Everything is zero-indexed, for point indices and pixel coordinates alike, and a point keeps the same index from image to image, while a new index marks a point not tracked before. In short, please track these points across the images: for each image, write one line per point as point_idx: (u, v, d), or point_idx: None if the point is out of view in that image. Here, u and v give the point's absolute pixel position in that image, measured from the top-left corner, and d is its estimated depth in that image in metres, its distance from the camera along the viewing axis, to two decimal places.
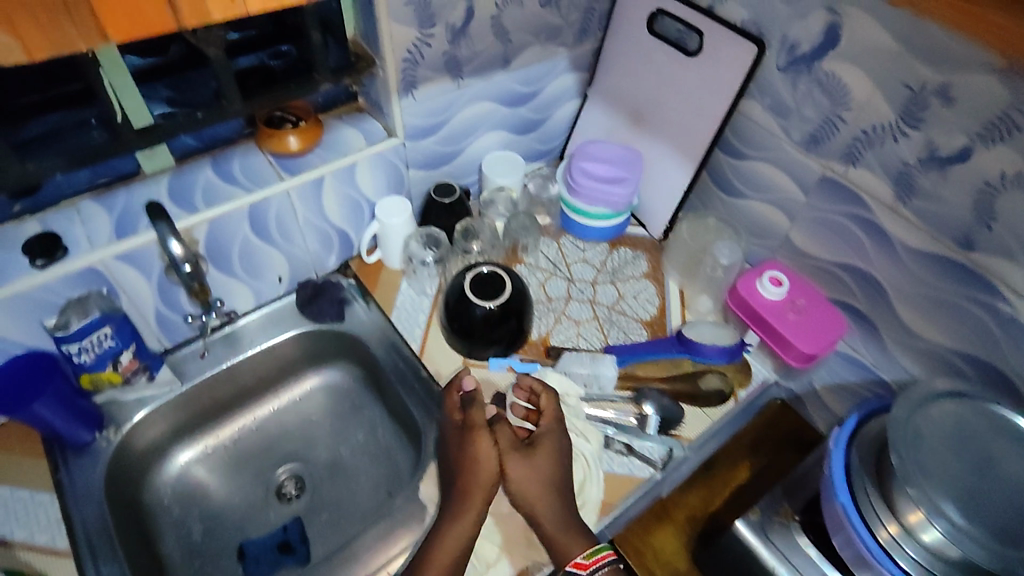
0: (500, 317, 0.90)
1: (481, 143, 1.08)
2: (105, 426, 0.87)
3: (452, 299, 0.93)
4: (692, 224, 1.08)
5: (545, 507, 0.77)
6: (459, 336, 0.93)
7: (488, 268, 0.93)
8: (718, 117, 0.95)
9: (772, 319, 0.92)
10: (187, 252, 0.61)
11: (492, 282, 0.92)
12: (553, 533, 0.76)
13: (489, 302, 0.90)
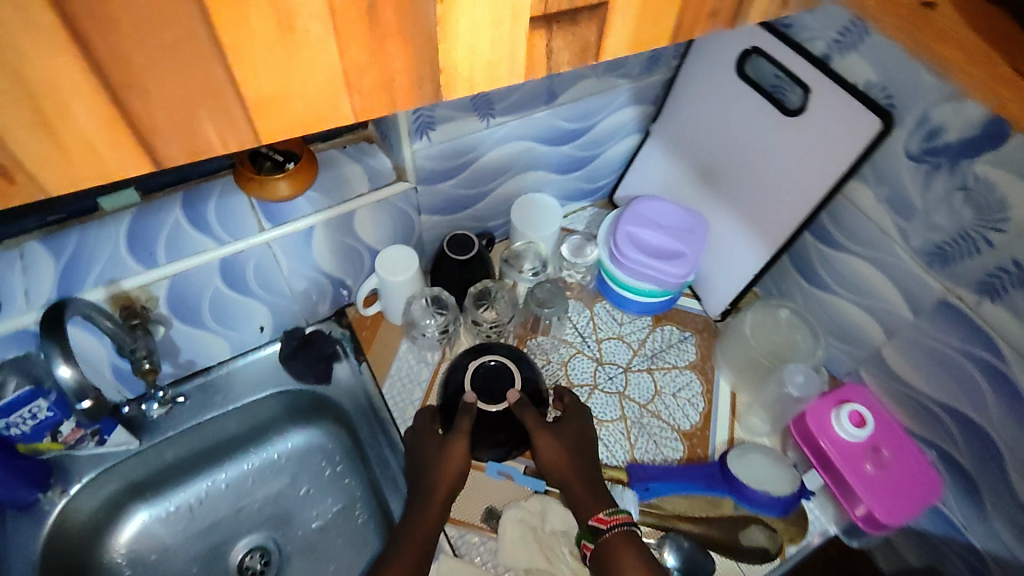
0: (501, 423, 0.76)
1: (514, 183, 0.90)
2: (50, 484, 0.79)
3: (450, 390, 0.79)
4: (758, 311, 0.88)
5: (568, 476, 0.74)
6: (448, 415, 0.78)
7: (494, 359, 0.79)
8: (813, 197, 0.74)
9: (843, 467, 0.74)
10: (80, 381, 0.48)
11: (498, 379, 0.78)
12: (576, 499, 0.73)
13: (495, 405, 0.76)
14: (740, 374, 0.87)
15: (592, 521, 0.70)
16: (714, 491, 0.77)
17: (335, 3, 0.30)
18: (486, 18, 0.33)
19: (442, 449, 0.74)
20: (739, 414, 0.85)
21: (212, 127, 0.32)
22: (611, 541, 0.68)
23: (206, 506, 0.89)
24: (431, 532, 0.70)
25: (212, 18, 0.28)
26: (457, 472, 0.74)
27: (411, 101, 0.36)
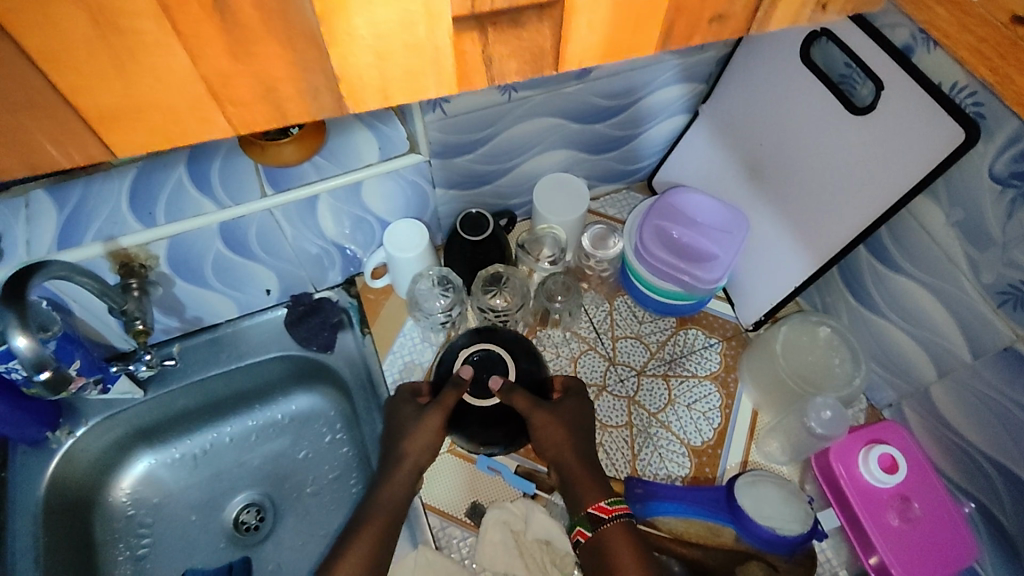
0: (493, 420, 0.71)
1: (539, 160, 0.84)
2: (59, 424, 0.79)
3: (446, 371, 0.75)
4: (794, 327, 0.78)
5: (564, 457, 0.70)
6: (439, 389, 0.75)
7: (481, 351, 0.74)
8: (876, 210, 0.64)
9: (862, 510, 0.68)
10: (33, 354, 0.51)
11: (493, 370, 0.73)
12: (575, 481, 0.69)
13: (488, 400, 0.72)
14: (765, 392, 0.79)
15: (591, 509, 0.66)
16: (717, 519, 0.70)
17: (170, 8, 0.28)
18: (394, 22, 0.32)
19: (418, 421, 0.72)
20: (758, 436, 0.77)
21: (55, 134, 0.31)
22: (608, 532, 0.65)
23: (208, 457, 0.89)
24: (399, 503, 0.69)
25: (19, 28, 0.27)
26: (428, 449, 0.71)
27: (296, 110, 0.34)
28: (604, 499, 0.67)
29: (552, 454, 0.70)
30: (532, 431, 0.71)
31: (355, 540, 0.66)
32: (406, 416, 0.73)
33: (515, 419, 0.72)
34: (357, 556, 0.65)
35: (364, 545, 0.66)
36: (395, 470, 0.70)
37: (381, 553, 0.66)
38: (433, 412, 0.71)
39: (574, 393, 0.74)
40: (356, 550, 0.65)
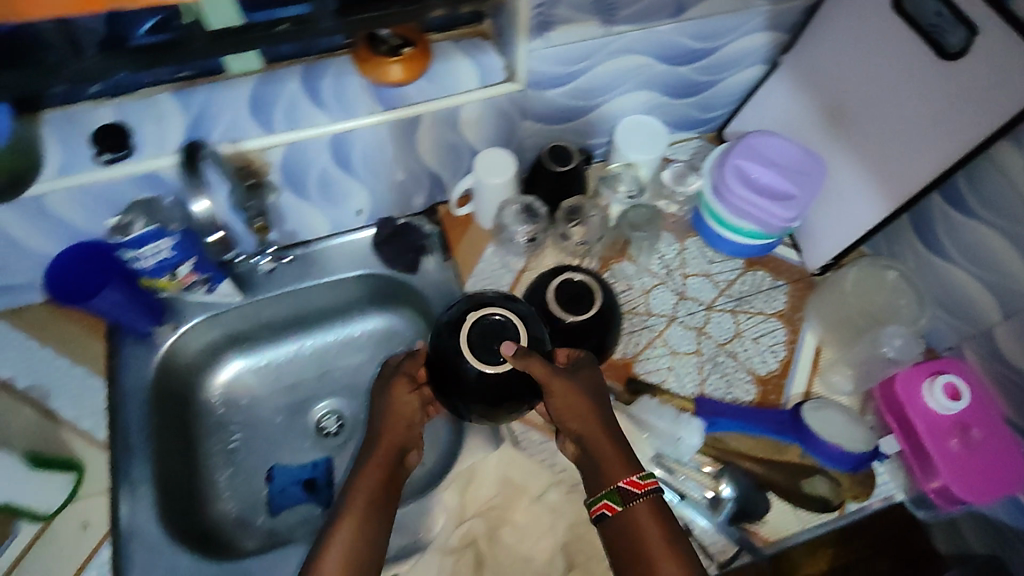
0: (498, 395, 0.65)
1: (622, 101, 0.87)
2: (163, 320, 0.86)
3: (442, 335, 0.66)
4: (863, 268, 0.83)
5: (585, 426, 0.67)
6: (432, 364, 0.67)
7: (488, 315, 0.65)
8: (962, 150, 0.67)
9: (926, 434, 0.71)
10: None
11: (502, 336, 0.65)
12: (601, 451, 0.65)
13: (495, 363, 0.64)
14: (830, 329, 0.83)
15: (622, 484, 0.63)
16: (783, 438, 0.76)
17: None
18: None
19: (387, 398, 0.72)
20: (821, 369, 0.82)
21: None
22: (637, 511, 0.62)
23: (292, 367, 0.95)
24: (381, 480, 0.67)
25: None
26: (400, 439, 0.70)
27: None
28: (634, 474, 0.63)
29: (575, 422, 0.67)
30: (549, 400, 0.67)
31: (338, 527, 0.63)
32: (397, 402, 0.71)
33: (531, 383, 0.65)
34: (341, 543, 0.62)
35: (349, 523, 0.63)
36: (372, 458, 0.68)
37: (364, 541, 0.63)
38: (400, 385, 0.71)
39: (587, 361, 0.70)
40: (339, 537, 0.62)
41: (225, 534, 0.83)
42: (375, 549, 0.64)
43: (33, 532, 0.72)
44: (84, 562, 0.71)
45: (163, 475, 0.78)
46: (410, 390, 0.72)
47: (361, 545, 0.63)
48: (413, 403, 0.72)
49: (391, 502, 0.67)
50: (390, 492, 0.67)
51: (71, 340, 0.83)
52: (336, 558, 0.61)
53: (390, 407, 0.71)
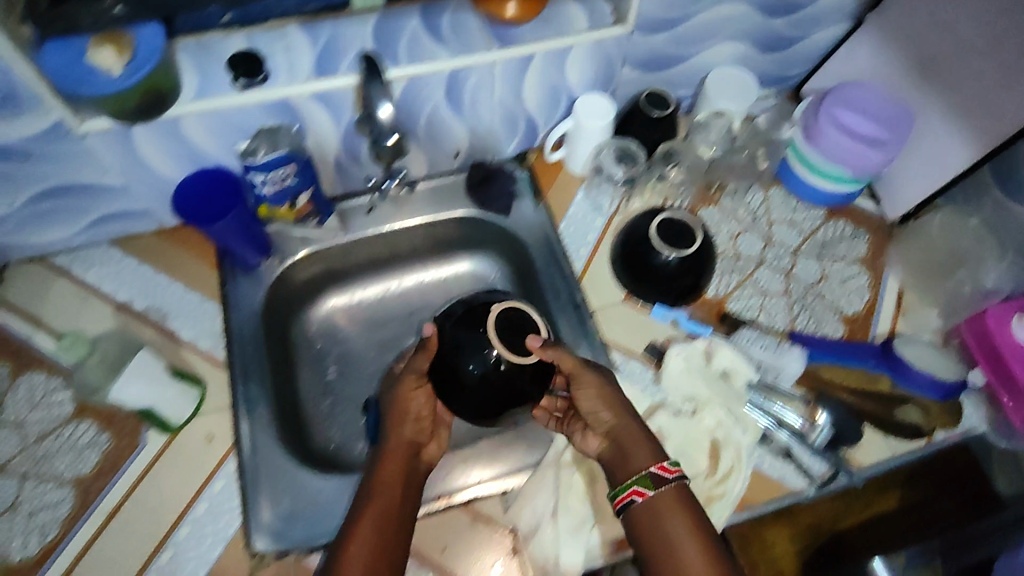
0: (506, 387, 0.66)
1: (714, 52, 0.90)
2: (271, 254, 0.88)
3: (467, 323, 0.67)
4: (948, 214, 0.87)
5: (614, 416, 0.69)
6: (451, 358, 0.67)
7: (516, 308, 0.67)
8: None
9: (1016, 367, 0.75)
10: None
11: (526, 329, 0.66)
12: (630, 439, 0.68)
13: (518, 354, 0.65)
14: (912, 272, 0.87)
15: (653, 469, 0.65)
16: (875, 369, 0.80)
17: None
18: None
19: (398, 395, 0.70)
20: (905, 310, 0.86)
21: None
22: (661, 499, 0.64)
23: (383, 306, 0.98)
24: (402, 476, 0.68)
25: None
26: (409, 439, 0.70)
27: None
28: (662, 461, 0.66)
29: (604, 414, 0.69)
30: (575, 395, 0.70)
31: (355, 537, 0.63)
32: (406, 400, 0.70)
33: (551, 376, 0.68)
34: (359, 555, 0.62)
35: (375, 517, 0.64)
36: (384, 463, 0.68)
37: (382, 549, 0.63)
38: (411, 383, 0.70)
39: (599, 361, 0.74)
40: (356, 549, 0.62)
41: (330, 458, 0.86)
42: (396, 555, 0.64)
43: (160, 443, 0.76)
44: (210, 472, 0.75)
45: (276, 396, 0.82)
46: (418, 386, 0.70)
47: (379, 554, 0.63)
48: (422, 398, 0.71)
49: (405, 507, 0.67)
50: (402, 498, 0.66)
51: (185, 268, 0.86)
52: (357, 570, 0.61)
53: (396, 410, 0.70)
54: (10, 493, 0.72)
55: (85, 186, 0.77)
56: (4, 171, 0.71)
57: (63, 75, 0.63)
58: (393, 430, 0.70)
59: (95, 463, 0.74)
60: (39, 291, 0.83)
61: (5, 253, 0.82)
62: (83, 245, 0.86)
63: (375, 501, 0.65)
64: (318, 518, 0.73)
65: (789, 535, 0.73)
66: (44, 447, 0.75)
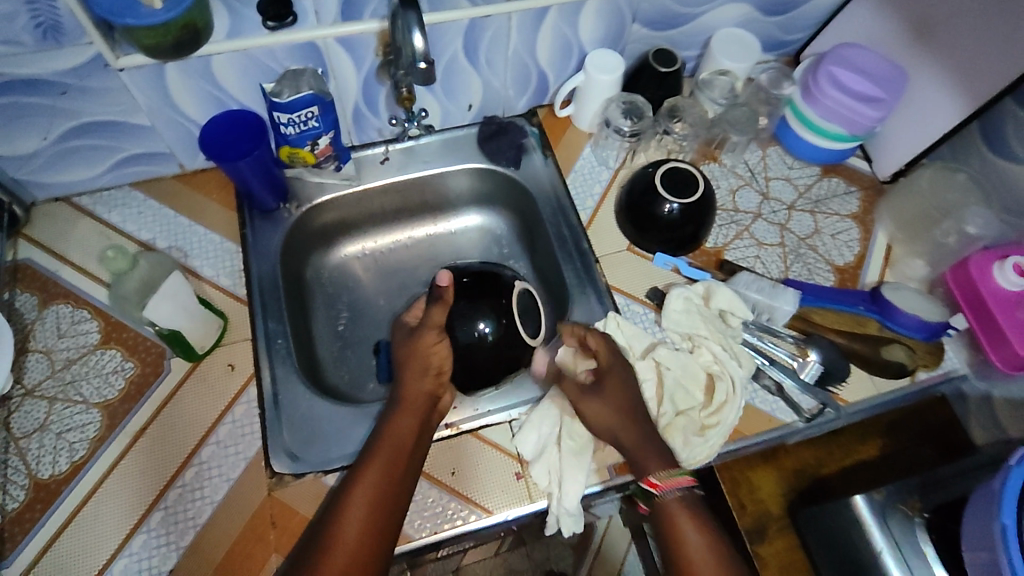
0: (494, 357, 0.76)
1: (719, 13, 0.93)
2: (288, 199, 0.91)
3: (485, 286, 0.78)
4: (935, 170, 0.92)
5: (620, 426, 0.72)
6: (467, 311, 0.76)
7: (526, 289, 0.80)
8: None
9: (998, 312, 0.79)
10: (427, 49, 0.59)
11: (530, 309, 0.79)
12: (634, 448, 0.71)
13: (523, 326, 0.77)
14: (900, 227, 0.92)
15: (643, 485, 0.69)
16: (864, 313, 0.84)
17: None
18: None
19: (417, 342, 0.76)
20: (893, 262, 0.90)
21: None
22: (671, 505, 0.69)
23: (393, 257, 1.02)
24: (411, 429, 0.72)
25: None
26: (428, 389, 0.75)
27: None
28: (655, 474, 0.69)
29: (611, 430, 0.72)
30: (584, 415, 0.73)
31: (363, 478, 0.68)
32: (422, 351, 0.76)
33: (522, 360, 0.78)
34: (363, 494, 0.66)
35: (377, 468, 0.68)
36: (400, 409, 0.73)
37: (386, 490, 0.67)
38: (427, 331, 0.76)
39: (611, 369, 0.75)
40: (361, 490, 0.67)
41: (343, 395, 0.90)
42: (400, 496, 0.68)
43: (184, 370, 0.79)
44: (232, 398, 0.78)
45: (293, 333, 0.85)
46: (437, 342, 0.76)
47: (383, 493, 0.67)
48: (440, 353, 0.76)
49: (415, 453, 0.71)
50: (412, 445, 0.71)
51: (204, 209, 0.89)
52: (360, 506, 0.66)
53: (418, 359, 0.76)
54: (40, 413, 0.75)
55: (115, 124, 0.80)
56: (40, 103, 0.74)
57: (103, 8, 0.65)
58: (409, 382, 0.75)
59: (121, 388, 0.77)
60: (62, 226, 0.85)
61: (32, 191, 0.85)
62: (107, 187, 0.89)
63: (377, 451, 0.69)
64: (333, 441, 0.77)
65: (774, 478, 0.88)
66: (73, 371, 0.78)
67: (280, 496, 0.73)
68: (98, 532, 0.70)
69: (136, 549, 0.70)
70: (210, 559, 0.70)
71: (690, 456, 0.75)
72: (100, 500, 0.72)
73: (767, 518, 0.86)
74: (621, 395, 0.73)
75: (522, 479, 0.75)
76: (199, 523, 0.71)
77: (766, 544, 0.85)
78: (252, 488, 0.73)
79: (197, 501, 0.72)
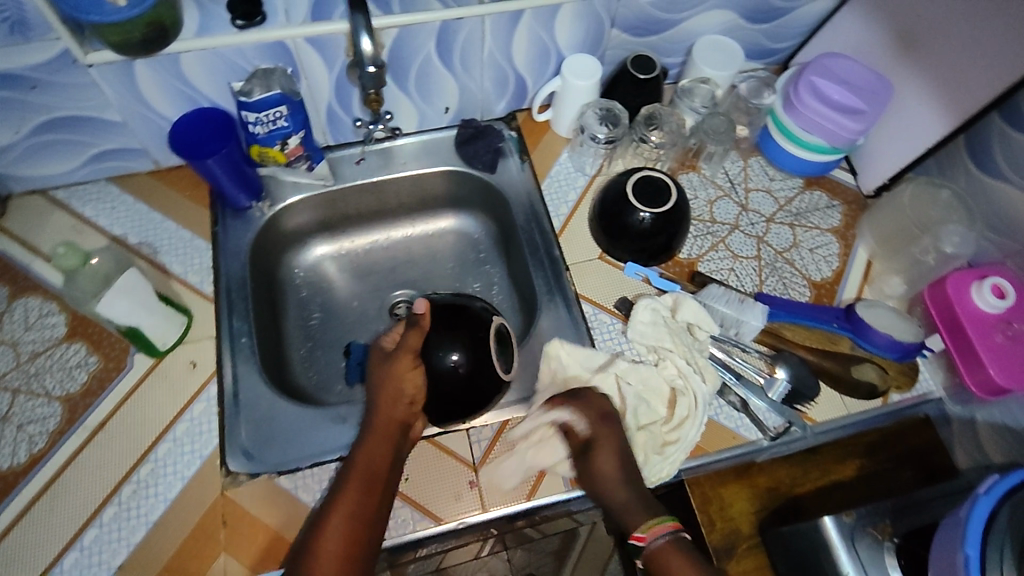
0: (469, 390, 0.72)
1: (702, 20, 0.92)
2: (261, 198, 0.91)
3: (462, 317, 0.74)
4: (918, 186, 0.89)
5: (606, 484, 0.69)
6: (444, 340, 0.72)
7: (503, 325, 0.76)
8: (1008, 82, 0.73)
9: (973, 333, 0.77)
10: (375, 54, 0.63)
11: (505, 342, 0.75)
12: (626, 508, 0.67)
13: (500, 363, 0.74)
14: (880, 243, 0.89)
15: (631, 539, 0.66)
16: (836, 330, 0.83)
17: None
18: None
19: (394, 371, 0.72)
20: (872, 279, 0.88)
21: None
22: (661, 549, 0.64)
23: (369, 258, 1.02)
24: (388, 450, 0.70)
25: None
26: (400, 416, 0.72)
27: None
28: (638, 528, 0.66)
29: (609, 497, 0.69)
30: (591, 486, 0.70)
31: (337, 504, 0.66)
32: (397, 378, 0.72)
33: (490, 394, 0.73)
34: (340, 517, 0.65)
35: (358, 486, 0.67)
36: (372, 434, 0.71)
37: (366, 509, 0.66)
38: (399, 356, 0.72)
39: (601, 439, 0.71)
40: (340, 511, 0.66)
41: (308, 395, 0.89)
42: (376, 522, 0.67)
43: (146, 366, 0.79)
44: (191, 396, 0.78)
45: (258, 332, 0.85)
46: (413, 367, 0.72)
47: (359, 521, 0.65)
48: (414, 380, 0.72)
49: (389, 479, 0.70)
50: (387, 470, 0.70)
51: (177, 206, 0.89)
52: (336, 533, 0.64)
53: (391, 386, 0.72)
54: (3, 405, 0.76)
55: (87, 120, 0.81)
56: (10, 97, 0.75)
57: (68, 5, 0.66)
58: (380, 407, 0.72)
59: (83, 382, 0.78)
60: (36, 219, 0.86)
61: (7, 185, 0.86)
62: (82, 182, 0.89)
63: (359, 469, 0.69)
64: (290, 444, 0.77)
65: (746, 495, 0.76)
66: (37, 364, 0.78)
67: (232, 496, 0.73)
68: (50, 526, 0.70)
69: (88, 544, 0.69)
70: (159, 556, 0.69)
71: (649, 474, 0.74)
72: (56, 493, 0.72)
73: (736, 537, 0.74)
74: (613, 455, 0.70)
75: (475, 488, 0.74)
76: (152, 520, 0.71)
77: (735, 565, 0.73)
78: (206, 487, 0.73)
79: (151, 498, 0.72)
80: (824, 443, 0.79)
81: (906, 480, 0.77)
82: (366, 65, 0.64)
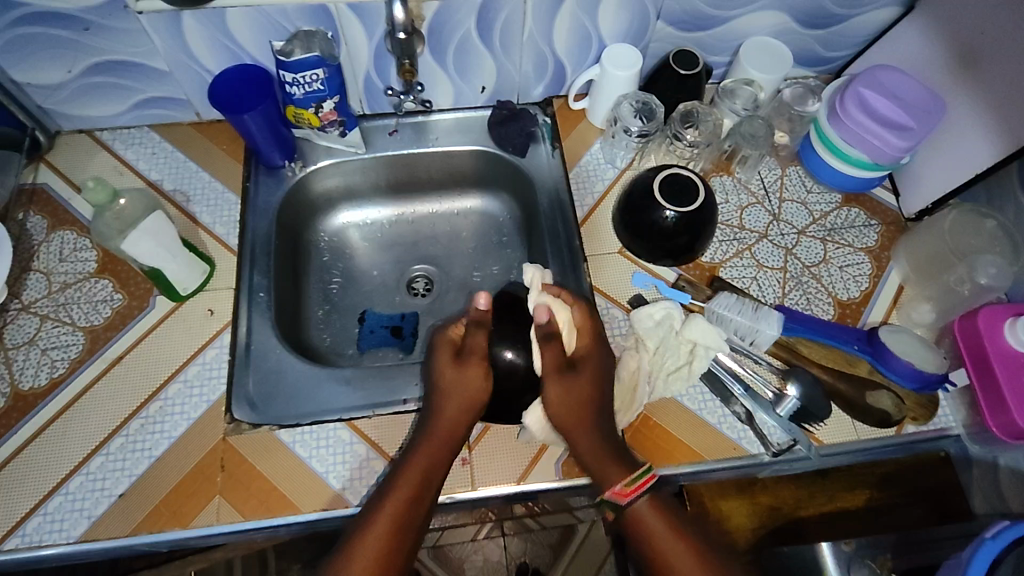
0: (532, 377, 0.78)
1: (753, 20, 0.89)
2: (294, 159, 0.93)
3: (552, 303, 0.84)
4: (962, 214, 0.84)
5: (574, 420, 0.71)
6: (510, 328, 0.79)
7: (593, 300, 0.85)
8: None
9: (1000, 371, 0.73)
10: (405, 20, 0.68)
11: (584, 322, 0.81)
12: (602, 469, 0.69)
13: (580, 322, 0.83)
14: (915, 268, 0.85)
15: (609, 496, 0.68)
16: (857, 352, 0.80)
17: None
18: None
19: (460, 376, 0.74)
20: (902, 304, 0.85)
21: None
22: (641, 509, 0.67)
23: (394, 229, 1.03)
24: (438, 459, 0.69)
25: None
26: (462, 421, 0.72)
27: None
28: (619, 484, 0.67)
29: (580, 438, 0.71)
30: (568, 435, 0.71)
31: (378, 515, 0.65)
32: (465, 380, 0.74)
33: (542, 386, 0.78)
34: (382, 525, 0.64)
35: (403, 495, 0.66)
36: (428, 443, 0.70)
37: (409, 519, 0.65)
38: (471, 362, 0.75)
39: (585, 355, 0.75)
40: (381, 518, 0.64)
41: (320, 355, 0.91)
42: (415, 532, 0.65)
43: (167, 308, 0.82)
44: (206, 341, 0.81)
45: (277, 289, 0.87)
46: (481, 371, 0.75)
47: (398, 535, 0.64)
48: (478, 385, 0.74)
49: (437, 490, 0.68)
50: (439, 480, 0.69)
51: (213, 158, 0.92)
52: (378, 539, 0.63)
53: (459, 397, 0.72)
54: (30, 329, 0.80)
55: (134, 66, 0.84)
56: (65, 37, 0.78)
57: None
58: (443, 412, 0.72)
59: (107, 316, 0.81)
60: (81, 157, 0.90)
61: (58, 121, 0.90)
62: (128, 126, 0.93)
63: (409, 474, 0.67)
64: (294, 400, 0.79)
65: (745, 511, 0.75)
66: (67, 295, 0.82)
67: (233, 442, 0.75)
68: (61, 449, 0.74)
69: (94, 469, 0.72)
70: (157, 493, 0.71)
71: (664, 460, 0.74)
72: (71, 417, 0.75)
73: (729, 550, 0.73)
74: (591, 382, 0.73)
75: (466, 465, 0.73)
76: (155, 454, 0.73)
77: None
78: (209, 429, 0.75)
79: (156, 433, 0.75)
80: (834, 470, 0.77)
81: (912, 516, 0.75)
82: (398, 27, 0.69)
